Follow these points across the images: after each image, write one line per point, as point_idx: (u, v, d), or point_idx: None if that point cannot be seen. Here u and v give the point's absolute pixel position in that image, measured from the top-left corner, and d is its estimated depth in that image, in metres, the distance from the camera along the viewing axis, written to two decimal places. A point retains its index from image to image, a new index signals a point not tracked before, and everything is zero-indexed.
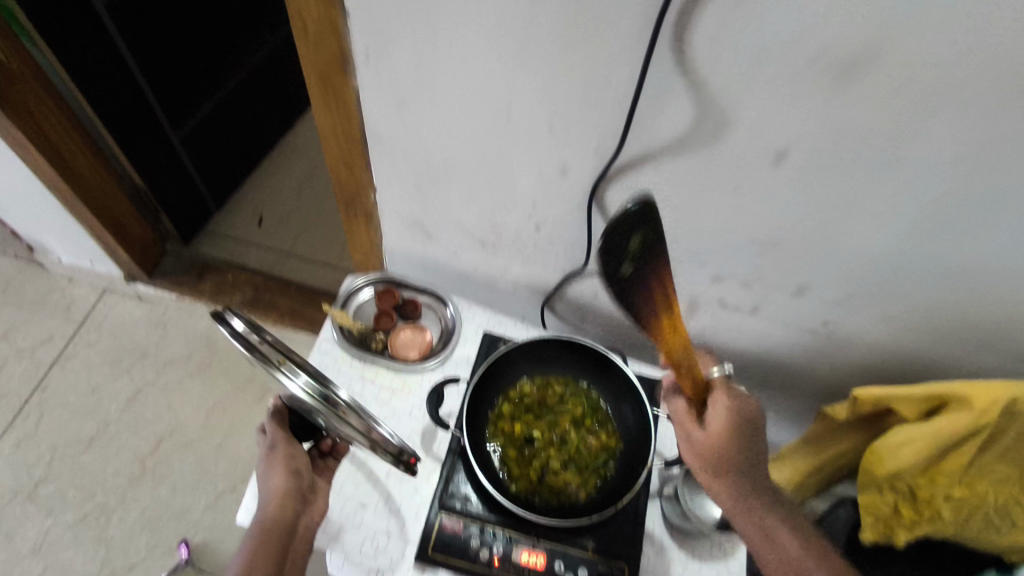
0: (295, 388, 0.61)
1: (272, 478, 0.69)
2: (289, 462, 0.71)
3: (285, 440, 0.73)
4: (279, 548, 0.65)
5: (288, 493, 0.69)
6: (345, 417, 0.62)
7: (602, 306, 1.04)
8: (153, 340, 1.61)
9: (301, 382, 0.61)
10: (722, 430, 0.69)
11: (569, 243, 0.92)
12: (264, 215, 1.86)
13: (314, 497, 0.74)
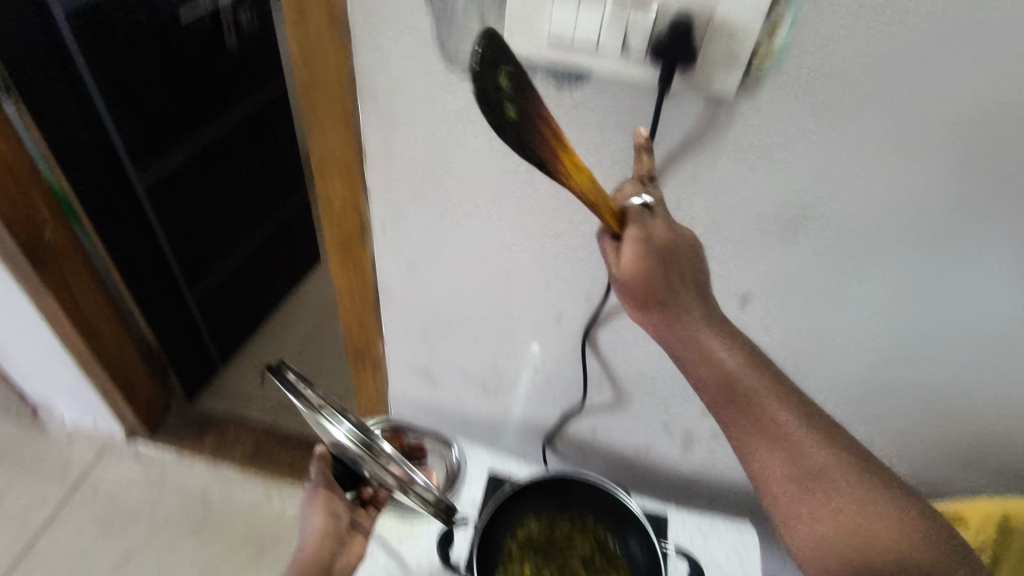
0: (340, 434, 0.69)
1: (313, 520, 0.79)
2: (328, 507, 0.80)
3: (327, 485, 0.81)
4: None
5: (327, 534, 0.79)
6: (385, 463, 0.70)
7: (602, 442, 1.08)
8: (147, 501, 1.58)
9: (345, 429, 0.69)
10: (648, 290, 0.56)
11: (567, 383, 0.98)
12: (267, 369, 1.92)
13: (351, 537, 0.84)
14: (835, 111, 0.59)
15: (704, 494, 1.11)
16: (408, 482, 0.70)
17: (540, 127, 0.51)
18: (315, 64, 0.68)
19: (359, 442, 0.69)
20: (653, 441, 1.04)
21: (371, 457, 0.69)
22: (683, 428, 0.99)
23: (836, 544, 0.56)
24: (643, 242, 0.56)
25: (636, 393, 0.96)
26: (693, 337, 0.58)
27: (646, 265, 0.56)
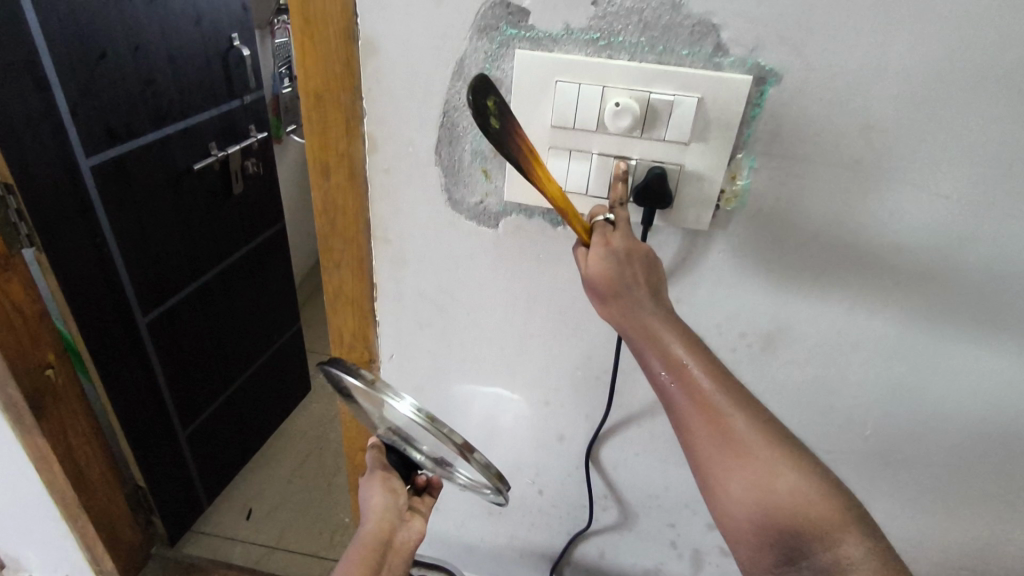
0: (404, 409, 0.62)
1: (372, 497, 0.77)
2: (386, 485, 0.78)
3: (382, 466, 0.79)
4: (374, 560, 0.74)
5: (385, 510, 0.76)
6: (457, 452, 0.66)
7: (610, 567, 1.05)
8: None
9: (409, 404, 0.63)
10: (613, 290, 0.56)
11: (572, 504, 0.98)
12: (254, 507, 1.85)
13: (413, 517, 0.79)
14: (795, 240, 0.67)
15: None
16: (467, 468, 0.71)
17: (517, 141, 0.53)
18: (334, 213, 0.76)
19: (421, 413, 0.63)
20: (662, 560, 1.02)
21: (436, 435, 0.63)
22: (691, 544, 0.98)
23: (771, 536, 0.55)
24: (604, 250, 0.56)
25: (641, 509, 0.96)
26: (648, 332, 0.56)
27: (610, 269, 0.56)
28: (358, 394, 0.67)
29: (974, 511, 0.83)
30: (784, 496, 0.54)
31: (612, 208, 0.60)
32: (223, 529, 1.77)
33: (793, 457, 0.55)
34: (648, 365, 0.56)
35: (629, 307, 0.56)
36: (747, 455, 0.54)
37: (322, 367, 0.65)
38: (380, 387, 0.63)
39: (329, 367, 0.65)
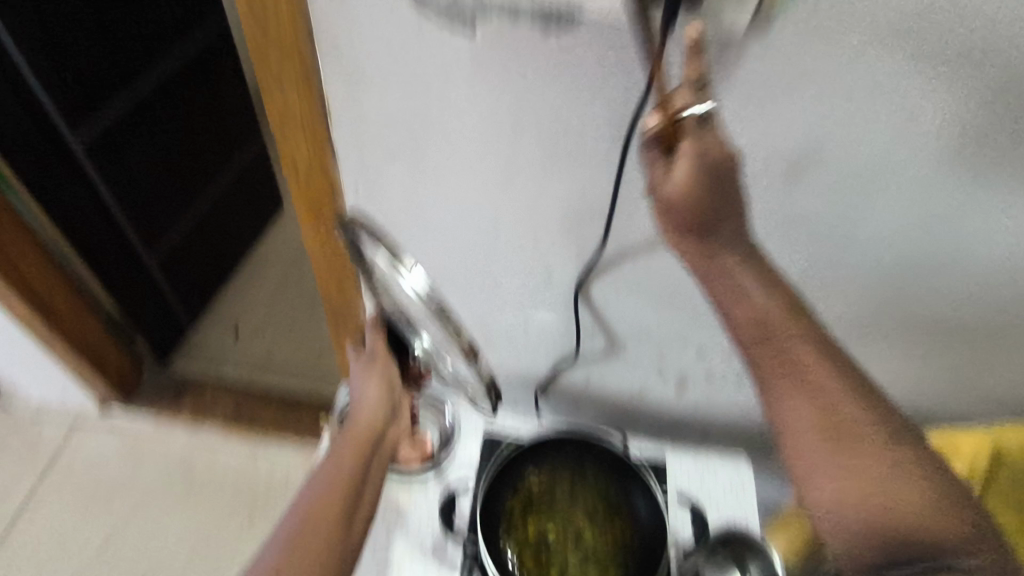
0: (414, 288, 0.66)
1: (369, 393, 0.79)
2: (383, 380, 0.80)
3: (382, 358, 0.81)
4: (365, 453, 0.77)
5: (381, 406, 0.79)
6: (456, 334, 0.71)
7: (594, 388, 1.06)
8: (130, 469, 1.55)
9: (418, 286, 0.66)
10: (698, 207, 0.54)
11: (558, 334, 0.95)
12: (240, 326, 1.85)
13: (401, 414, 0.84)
14: (852, 42, 0.53)
15: (698, 431, 1.12)
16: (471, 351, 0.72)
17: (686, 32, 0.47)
18: (262, 8, 0.58)
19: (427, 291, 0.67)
20: (648, 384, 1.03)
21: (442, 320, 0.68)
22: (678, 371, 0.98)
23: (860, 515, 0.59)
24: (696, 160, 0.51)
25: (629, 341, 0.94)
26: (722, 270, 0.59)
27: (696, 182, 0.52)
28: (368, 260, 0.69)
29: (972, 339, 0.81)
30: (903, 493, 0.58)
31: (669, 119, 0.51)
32: (212, 348, 1.78)
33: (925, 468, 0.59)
34: (751, 344, 0.62)
35: (714, 253, 0.58)
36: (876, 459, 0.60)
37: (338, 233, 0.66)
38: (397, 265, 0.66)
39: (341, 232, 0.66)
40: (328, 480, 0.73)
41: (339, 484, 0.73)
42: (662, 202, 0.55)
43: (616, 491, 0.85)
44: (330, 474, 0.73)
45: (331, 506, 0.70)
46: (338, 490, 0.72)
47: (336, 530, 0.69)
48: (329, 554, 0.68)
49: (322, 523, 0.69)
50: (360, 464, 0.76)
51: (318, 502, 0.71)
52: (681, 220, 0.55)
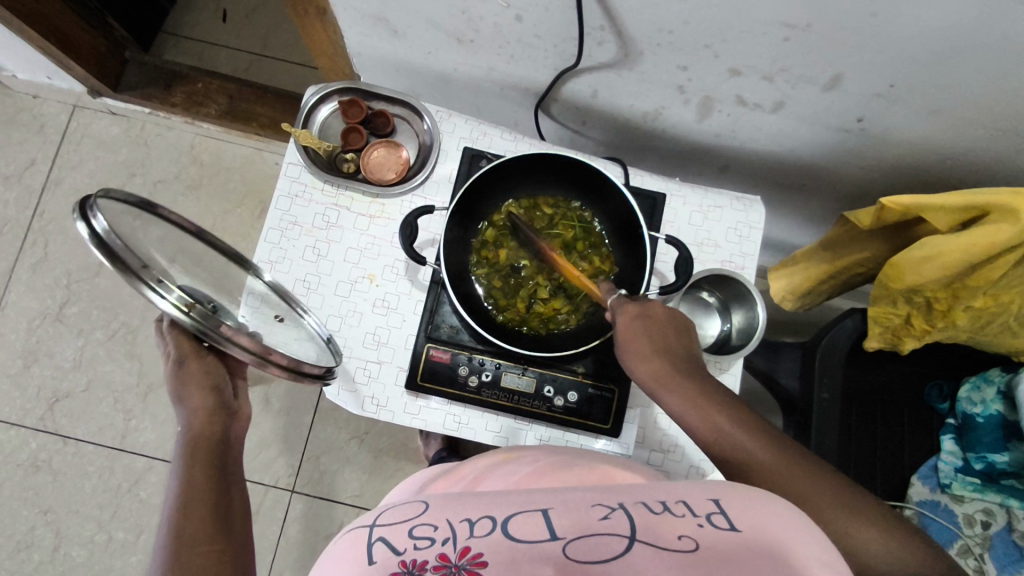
0: (167, 304, 0.58)
1: (189, 400, 0.71)
2: (204, 381, 0.72)
3: (195, 356, 0.72)
4: (217, 461, 0.70)
5: (210, 412, 0.71)
6: (226, 337, 0.61)
7: (602, 106, 0.92)
8: (139, 157, 1.54)
9: (172, 298, 0.59)
10: (638, 333, 0.65)
11: (558, 36, 0.76)
12: (228, 7, 1.58)
13: (236, 406, 0.77)
14: None
15: (716, 161, 0.99)
16: (263, 353, 0.62)
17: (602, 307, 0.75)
18: None
19: (185, 316, 0.59)
20: (664, 104, 0.86)
21: (208, 335, 0.60)
22: (703, 91, 0.80)
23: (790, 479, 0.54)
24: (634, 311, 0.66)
25: (646, 47, 0.74)
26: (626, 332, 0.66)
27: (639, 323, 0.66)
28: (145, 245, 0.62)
29: None
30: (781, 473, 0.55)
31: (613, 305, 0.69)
32: (200, 31, 1.57)
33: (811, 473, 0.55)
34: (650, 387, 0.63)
35: (634, 330, 0.65)
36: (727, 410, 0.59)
37: (81, 208, 0.58)
38: (139, 274, 0.57)
39: (84, 216, 0.57)
40: (192, 511, 0.65)
41: (206, 502, 0.66)
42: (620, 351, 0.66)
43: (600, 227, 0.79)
44: (191, 499, 0.65)
45: (208, 510, 0.65)
46: (202, 492, 0.66)
47: (225, 547, 0.64)
48: (235, 567, 0.63)
49: (205, 550, 0.62)
50: (217, 470, 0.69)
51: (189, 530, 0.63)
52: (642, 352, 0.64)
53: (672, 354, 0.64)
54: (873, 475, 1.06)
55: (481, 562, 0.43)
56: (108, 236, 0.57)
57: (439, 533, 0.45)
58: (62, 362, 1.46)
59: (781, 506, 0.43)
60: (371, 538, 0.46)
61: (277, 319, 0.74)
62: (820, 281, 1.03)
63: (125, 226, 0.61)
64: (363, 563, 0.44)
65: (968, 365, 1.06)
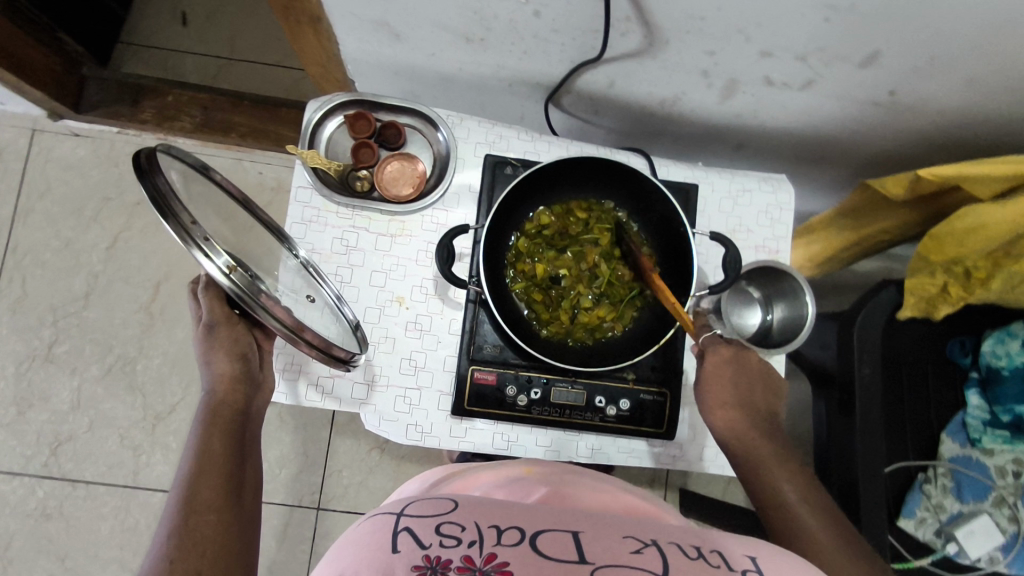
0: (216, 267, 0.57)
1: (215, 364, 0.70)
2: (232, 348, 0.71)
3: (225, 322, 0.71)
4: (236, 432, 0.69)
5: (235, 378, 0.71)
6: (264, 307, 0.61)
7: (617, 96, 0.88)
8: (111, 179, 1.44)
9: (222, 262, 0.58)
10: (725, 381, 0.73)
11: (579, 30, 0.71)
12: (186, 10, 1.48)
13: (264, 377, 0.75)
14: None
15: (732, 140, 0.97)
16: (297, 328, 0.63)
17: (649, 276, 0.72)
18: None
19: (231, 282, 0.59)
20: (686, 89, 0.83)
21: (247, 301, 0.60)
22: (729, 75, 0.77)
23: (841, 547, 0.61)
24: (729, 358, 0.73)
25: (674, 35, 0.70)
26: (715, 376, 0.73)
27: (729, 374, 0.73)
28: (191, 204, 0.61)
29: None
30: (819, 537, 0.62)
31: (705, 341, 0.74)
32: (161, 38, 1.47)
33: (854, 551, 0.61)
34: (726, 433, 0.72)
35: (722, 377, 0.73)
36: (787, 475, 0.68)
37: (136, 161, 0.58)
38: (189, 231, 0.57)
39: (141, 170, 0.57)
40: (204, 477, 0.64)
41: (219, 472, 0.65)
42: (704, 389, 0.73)
43: (625, 228, 0.75)
44: (205, 467, 0.65)
45: (221, 476, 0.65)
46: (217, 459, 0.66)
47: (232, 519, 0.63)
48: (237, 546, 0.62)
49: (211, 519, 0.61)
50: (234, 441, 0.68)
51: (199, 497, 0.62)
52: (726, 400, 0.72)
53: (751, 407, 0.73)
54: (903, 438, 1.06)
55: (506, 571, 0.44)
56: (162, 193, 0.56)
57: (466, 535, 0.47)
58: (59, 405, 1.37)
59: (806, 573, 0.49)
60: (397, 527, 0.48)
61: (307, 300, 0.71)
62: (842, 252, 1.02)
63: (176, 186, 0.61)
64: (387, 551, 0.45)
65: (990, 321, 1.07)
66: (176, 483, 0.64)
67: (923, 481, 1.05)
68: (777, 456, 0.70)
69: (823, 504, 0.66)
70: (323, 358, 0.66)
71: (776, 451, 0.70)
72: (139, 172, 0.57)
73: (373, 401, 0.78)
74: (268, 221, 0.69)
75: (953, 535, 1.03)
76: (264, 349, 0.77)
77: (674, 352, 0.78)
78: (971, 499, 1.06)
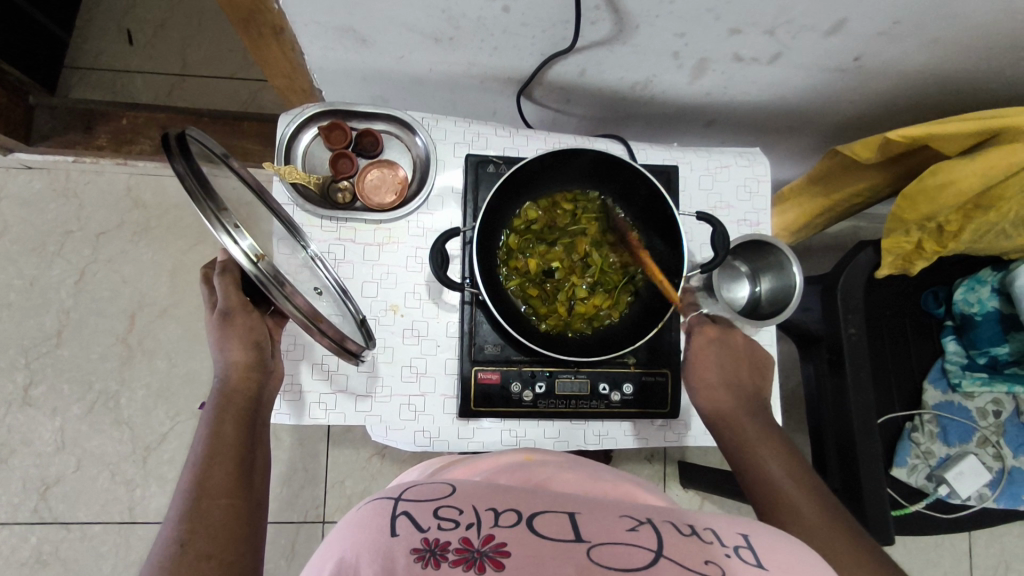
0: (238, 250, 0.55)
1: (231, 353, 0.64)
2: (248, 337, 0.65)
3: (241, 309, 0.64)
4: (249, 416, 0.65)
5: (250, 366, 0.66)
6: (286, 295, 0.58)
7: (589, 84, 0.89)
8: (71, 209, 1.37)
9: (245, 246, 0.55)
10: (711, 360, 0.75)
11: (549, 22, 0.72)
12: (132, 28, 1.43)
13: (274, 364, 0.70)
14: None
15: (703, 117, 0.98)
16: (314, 318, 0.61)
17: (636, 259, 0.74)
18: None
19: (253, 266, 0.56)
20: (656, 72, 0.84)
21: (270, 288, 0.57)
22: (699, 54, 0.78)
23: (825, 526, 0.60)
24: (713, 338, 0.75)
25: (643, 20, 0.71)
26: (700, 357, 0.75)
27: (715, 354, 0.75)
28: (218, 187, 0.60)
29: None
30: (802, 511, 0.61)
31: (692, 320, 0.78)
32: (109, 60, 1.42)
33: (842, 527, 0.60)
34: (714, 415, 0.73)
35: (708, 357, 0.75)
36: (774, 455, 0.68)
37: (167, 142, 0.57)
38: (219, 215, 0.55)
39: (172, 151, 0.56)
40: (217, 467, 0.59)
41: (232, 456, 0.61)
42: (690, 369, 0.75)
43: (609, 213, 0.77)
44: (217, 450, 0.60)
45: (235, 466, 0.60)
46: (230, 448, 0.61)
47: (245, 504, 0.59)
48: (250, 532, 0.58)
49: (224, 503, 0.57)
50: (246, 429, 0.64)
51: (212, 481, 0.58)
52: (713, 378, 0.74)
53: (738, 387, 0.73)
54: (888, 389, 1.10)
55: (505, 551, 0.42)
56: (191, 175, 0.55)
57: (464, 518, 0.45)
58: (43, 447, 1.31)
59: (808, 562, 0.46)
60: (394, 511, 0.45)
61: (315, 291, 0.70)
62: (817, 218, 1.04)
63: (208, 168, 0.59)
64: (385, 534, 0.43)
65: (961, 271, 1.11)
66: (186, 466, 0.60)
67: (911, 429, 1.09)
68: (763, 434, 0.70)
69: (813, 488, 0.64)
70: (336, 349, 0.65)
71: (763, 429, 0.70)
72: (169, 153, 0.56)
73: (378, 412, 0.77)
74: (283, 215, 0.70)
75: (944, 478, 1.06)
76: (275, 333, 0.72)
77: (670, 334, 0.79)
78: (956, 441, 1.10)
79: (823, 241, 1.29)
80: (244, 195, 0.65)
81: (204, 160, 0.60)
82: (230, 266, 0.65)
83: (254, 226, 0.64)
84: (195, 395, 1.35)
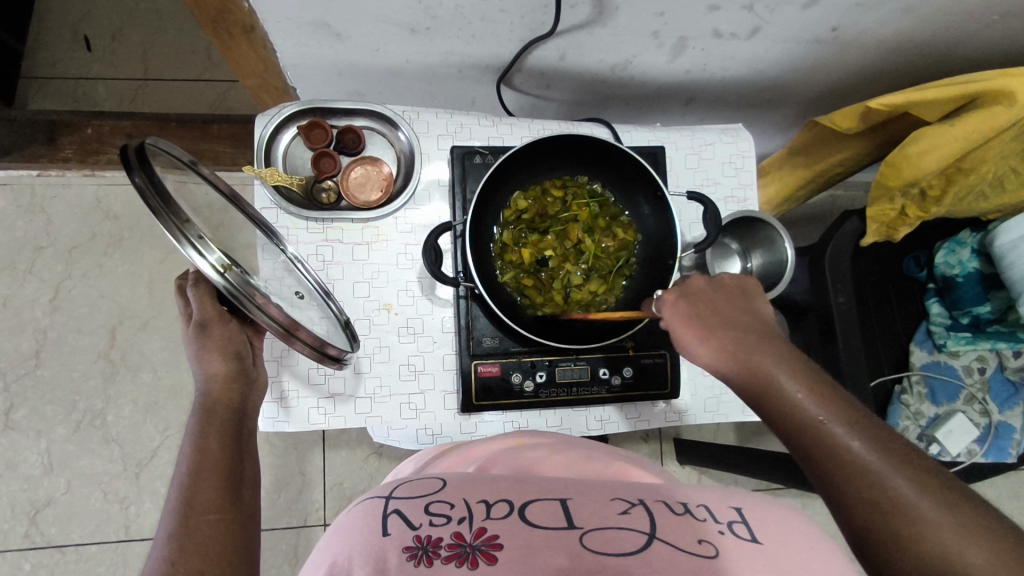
0: (204, 266, 0.53)
1: (208, 366, 0.63)
2: (226, 348, 0.64)
3: (217, 320, 0.63)
4: (235, 428, 0.63)
5: (231, 378, 0.64)
6: (259, 306, 0.56)
7: (568, 68, 0.88)
8: (38, 226, 1.32)
9: (212, 259, 0.53)
10: (697, 309, 0.62)
11: (529, 8, 0.70)
12: (89, 34, 1.38)
13: (257, 374, 0.69)
14: None
15: (683, 96, 0.98)
16: (292, 328, 0.59)
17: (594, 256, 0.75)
18: None
19: (224, 280, 0.54)
20: (637, 52, 0.83)
21: (242, 301, 0.55)
22: (679, 32, 0.77)
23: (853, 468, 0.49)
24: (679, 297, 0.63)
25: (623, 2, 0.70)
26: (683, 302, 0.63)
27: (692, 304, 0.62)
28: (186, 200, 0.57)
29: None
30: (843, 463, 0.50)
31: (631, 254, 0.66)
32: (68, 69, 1.37)
33: (872, 455, 0.50)
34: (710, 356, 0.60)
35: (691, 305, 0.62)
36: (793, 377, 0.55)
37: (125, 151, 0.54)
38: (183, 229, 0.52)
39: (130, 163, 0.53)
40: (203, 481, 0.57)
41: (219, 469, 0.59)
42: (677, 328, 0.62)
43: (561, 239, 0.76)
44: (204, 465, 0.58)
45: (221, 477, 0.58)
46: (217, 460, 0.59)
47: (235, 516, 0.57)
48: (244, 546, 0.56)
49: (213, 519, 0.55)
50: (231, 442, 0.61)
51: (199, 496, 0.56)
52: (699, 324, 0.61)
53: (733, 321, 0.60)
54: (877, 354, 1.12)
55: (497, 543, 0.41)
56: (149, 187, 0.52)
57: (456, 512, 0.44)
58: (29, 471, 1.27)
59: (801, 532, 0.42)
60: (384, 510, 0.44)
61: (298, 296, 0.67)
62: (799, 190, 1.05)
63: (173, 178, 0.57)
64: (376, 534, 0.42)
65: (941, 234, 1.13)
66: (172, 482, 0.57)
67: (901, 392, 1.10)
68: (787, 367, 0.56)
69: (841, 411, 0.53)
70: (317, 358, 0.63)
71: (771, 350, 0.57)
72: (126, 163, 0.53)
73: (378, 413, 0.76)
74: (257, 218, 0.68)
75: (934, 438, 1.08)
76: (255, 344, 0.70)
77: (666, 317, 0.80)
78: (944, 401, 1.10)
79: (805, 211, 1.30)
80: (213, 200, 0.63)
81: (167, 170, 0.57)
82: (203, 277, 0.63)
83: (227, 231, 0.62)
84: (184, 407, 1.32)
